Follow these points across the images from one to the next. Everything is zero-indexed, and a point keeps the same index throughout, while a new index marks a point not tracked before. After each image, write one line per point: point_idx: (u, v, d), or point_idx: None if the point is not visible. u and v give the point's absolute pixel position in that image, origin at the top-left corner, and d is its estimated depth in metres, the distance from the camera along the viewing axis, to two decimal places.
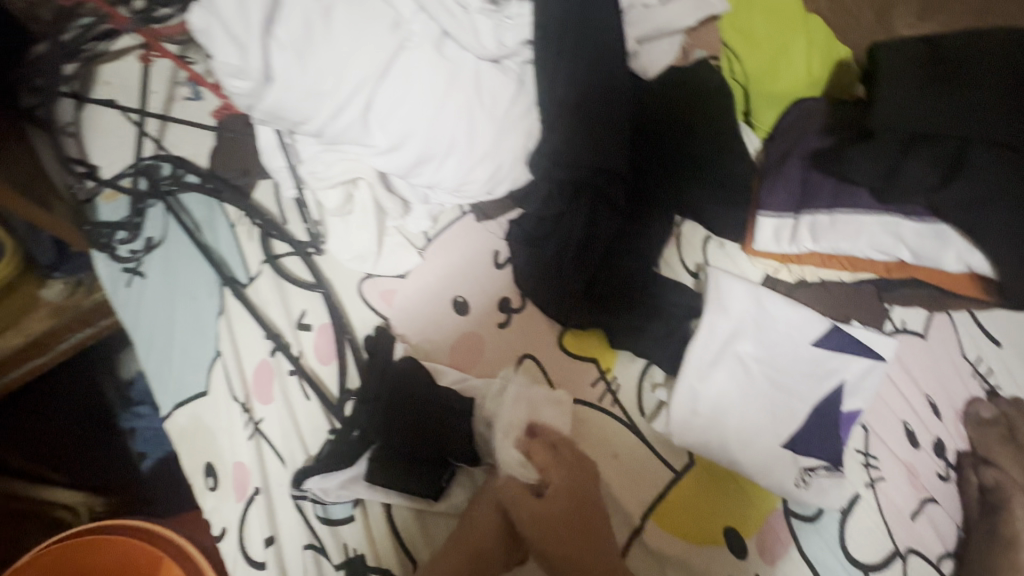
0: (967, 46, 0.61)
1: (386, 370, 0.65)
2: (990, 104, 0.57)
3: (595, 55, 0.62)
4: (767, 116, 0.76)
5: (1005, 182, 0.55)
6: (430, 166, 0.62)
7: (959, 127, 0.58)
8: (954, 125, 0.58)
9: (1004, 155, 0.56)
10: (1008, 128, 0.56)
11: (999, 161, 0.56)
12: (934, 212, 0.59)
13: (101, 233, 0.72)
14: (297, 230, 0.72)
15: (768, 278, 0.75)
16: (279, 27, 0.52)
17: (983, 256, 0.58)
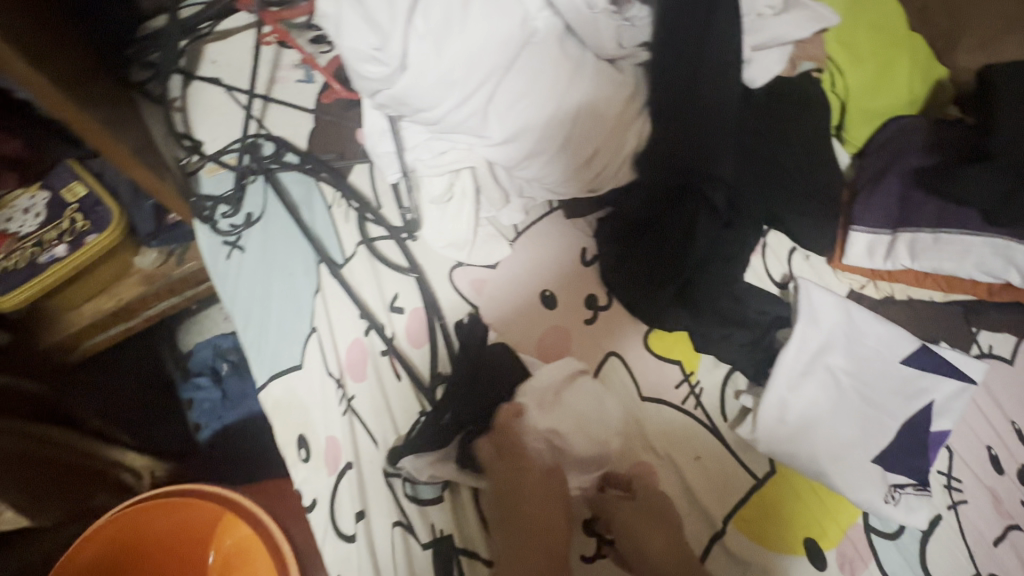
0: None
1: (477, 358, 0.66)
2: None
3: (715, 55, 0.60)
4: (861, 132, 0.76)
5: None
6: (540, 161, 0.63)
7: None
8: None
9: None
10: None
11: None
12: None
13: (204, 206, 0.74)
14: (392, 214, 0.74)
15: (853, 292, 0.75)
16: (419, 16, 0.54)
17: None
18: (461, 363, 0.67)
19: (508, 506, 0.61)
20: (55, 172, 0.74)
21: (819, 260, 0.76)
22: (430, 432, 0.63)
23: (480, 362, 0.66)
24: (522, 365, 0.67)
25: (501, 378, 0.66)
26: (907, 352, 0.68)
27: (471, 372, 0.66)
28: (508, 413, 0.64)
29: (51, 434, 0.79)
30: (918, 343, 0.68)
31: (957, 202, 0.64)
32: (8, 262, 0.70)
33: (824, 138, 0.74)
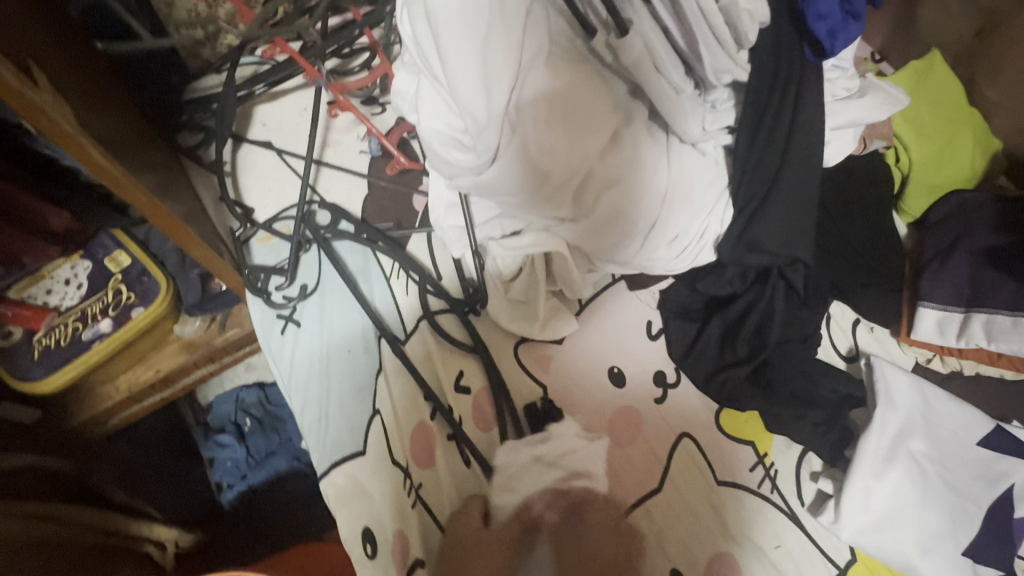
0: None
1: (533, 467, 0.61)
2: None
3: (799, 137, 0.58)
4: (919, 204, 0.77)
5: None
6: (621, 242, 0.62)
7: None
8: None
9: None
10: None
11: None
12: None
13: (257, 277, 0.71)
14: (453, 286, 0.72)
15: (919, 365, 0.74)
16: (512, 107, 0.53)
17: None
18: (514, 461, 0.61)
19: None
20: (97, 239, 0.71)
21: (882, 332, 0.75)
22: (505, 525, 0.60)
23: (530, 465, 0.61)
24: (597, 454, 0.64)
25: (569, 474, 0.61)
26: (979, 433, 0.67)
27: (529, 460, 0.61)
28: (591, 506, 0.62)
29: (67, 511, 0.70)
30: (992, 423, 0.67)
31: None
32: (48, 340, 0.67)
33: (884, 215, 0.74)
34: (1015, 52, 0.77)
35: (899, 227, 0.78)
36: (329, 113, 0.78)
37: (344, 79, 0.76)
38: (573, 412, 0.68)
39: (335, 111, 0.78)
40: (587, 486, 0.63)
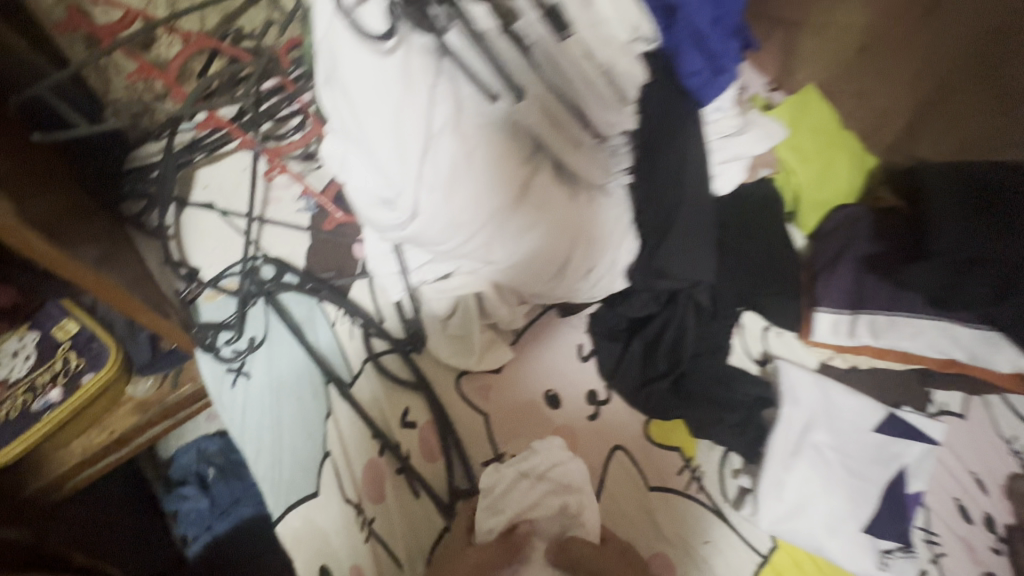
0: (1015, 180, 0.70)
1: (520, 483, 0.69)
2: None
3: (683, 177, 0.67)
4: (811, 219, 0.87)
5: None
6: (541, 279, 0.69)
7: (1009, 255, 0.66)
8: (1004, 255, 0.66)
9: None
10: None
11: None
12: (987, 321, 0.67)
13: (206, 334, 0.74)
14: (395, 328, 0.77)
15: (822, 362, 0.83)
16: (427, 169, 0.58)
17: None
18: (501, 480, 0.67)
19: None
20: (45, 310, 0.73)
21: (786, 335, 0.84)
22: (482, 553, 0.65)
23: (517, 480, 0.68)
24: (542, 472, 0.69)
25: (559, 487, 0.69)
26: (874, 419, 0.75)
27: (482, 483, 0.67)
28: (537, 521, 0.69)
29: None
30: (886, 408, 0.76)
31: (904, 287, 0.73)
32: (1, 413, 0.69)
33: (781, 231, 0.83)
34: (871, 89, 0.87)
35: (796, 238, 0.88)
36: (266, 176, 0.79)
37: (277, 141, 0.80)
38: (514, 434, 0.74)
39: (271, 174, 0.80)
40: (564, 499, 0.69)
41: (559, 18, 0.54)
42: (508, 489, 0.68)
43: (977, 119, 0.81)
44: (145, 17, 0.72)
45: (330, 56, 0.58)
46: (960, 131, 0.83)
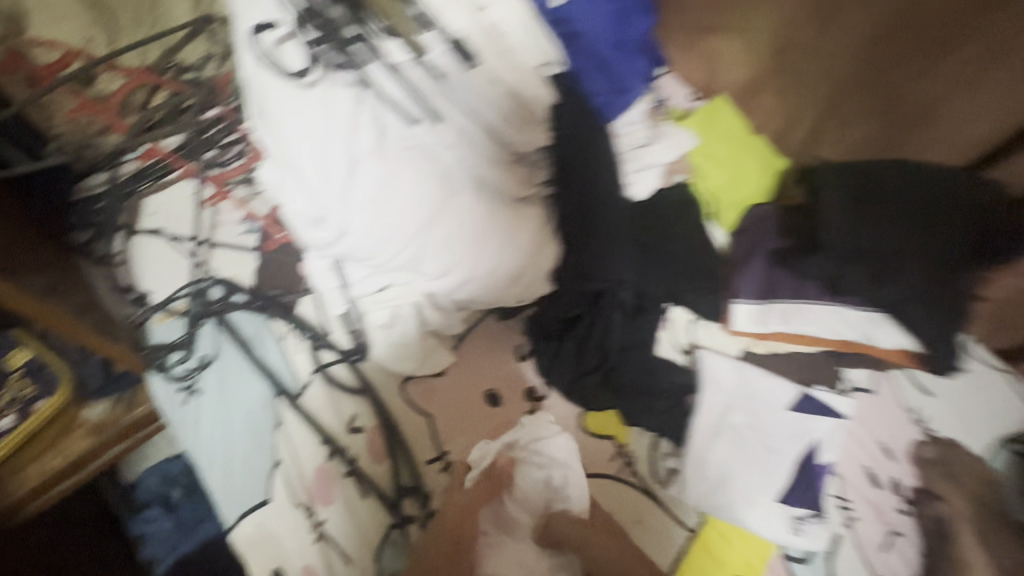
0: (892, 175, 0.77)
1: (505, 454, 0.77)
2: (913, 234, 0.73)
3: (592, 190, 0.76)
4: (729, 217, 0.91)
5: (918, 289, 0.74)
6: (472, 286, 0.73)
7: (885, 245, 0.75)
8: (882, 245, 0.75)
9: (920, 270, 0.73)
10: (922, 252, 0.73)
11: (916, 272, 0.73)
12: (872, 304, 0.76)
13: (158, 354, 0.77)
14: (340, 338, 0.80)
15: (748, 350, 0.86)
16: (354, 191, 0.63)
17: (910, 336, 0.76)
18: (486, 454, 0.77)
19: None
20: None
21: (708, 324, 0.88)
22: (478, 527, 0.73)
23: (500, 452, 0.77)
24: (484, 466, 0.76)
25: (545, 462, 0.76)
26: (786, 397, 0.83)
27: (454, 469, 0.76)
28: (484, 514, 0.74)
29: None
30: (798, 387, 0.84)
31: (804, 278, 0.80)
32: None
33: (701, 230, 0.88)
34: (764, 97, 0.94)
35: (716, 235, 0.91)
36: (211, 203, 0.84)
37: (221, 168, 0.85)
38: (454, 432, 0.78)
39: (215, 201, 0.85)
40: (550, 473, 0.76)
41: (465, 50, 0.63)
42: (495, 461, 0.76)
43: (863, 120, 0.84)
44: (87, 55, 0.72)
45: (256, 92, 0.62)
46: (851, 130, 0.86)
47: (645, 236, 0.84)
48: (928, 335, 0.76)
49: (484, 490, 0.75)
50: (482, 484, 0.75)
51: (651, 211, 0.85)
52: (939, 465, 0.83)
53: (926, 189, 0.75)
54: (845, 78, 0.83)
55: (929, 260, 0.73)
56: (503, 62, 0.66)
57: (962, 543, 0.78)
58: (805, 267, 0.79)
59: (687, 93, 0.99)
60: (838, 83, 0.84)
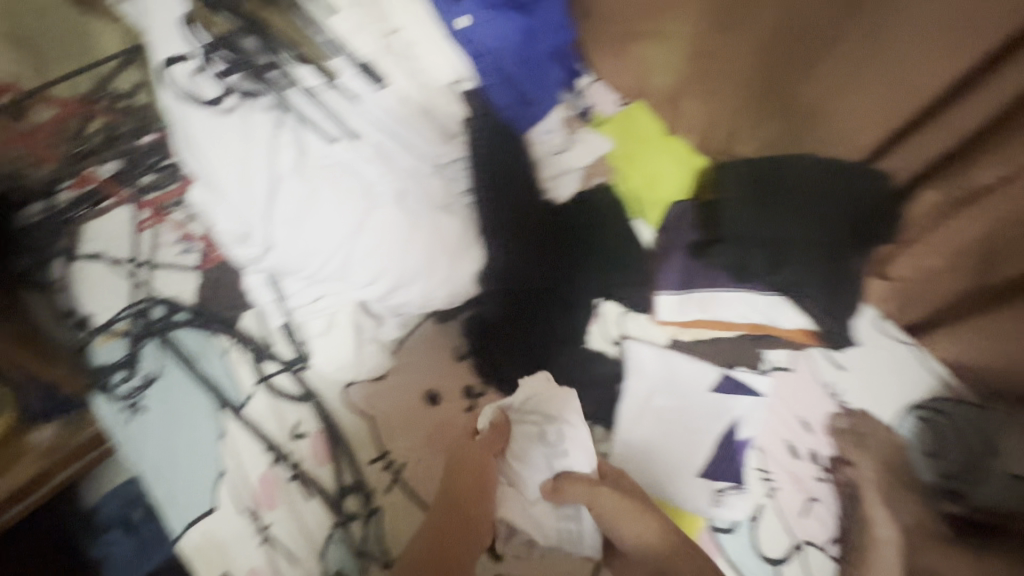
0: (785, 173, 0.84)
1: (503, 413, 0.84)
2: (809, 225, 0.80)
3: (514, 200, 0.82)
4: (653, 214, 0.96)
5: (814, 271, 0.81)
6: (401, 290, 0.78)
7: (782, 235, 0.82)
8: (779, 235, 0.82)
9: (813, 254, 0.81)
10: (816, 238, 0.80)
11: (809, 257, 0.81)
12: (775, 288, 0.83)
13: (101, 375, 0.80)
14: (283, 349, 0.83)
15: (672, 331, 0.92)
16: (277, 209, 0.68)
17: (806, 317, 0.85)
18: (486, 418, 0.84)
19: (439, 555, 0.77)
20: None
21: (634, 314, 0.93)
22: (495, 484, 0.82)
23: (495, 413, 0.84)
24: (432, 462, 0.83)
25: (542, 417, 0.83)
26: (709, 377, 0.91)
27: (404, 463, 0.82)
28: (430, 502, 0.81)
29: None
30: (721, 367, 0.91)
31: (718, 268, 0.86)
32: None
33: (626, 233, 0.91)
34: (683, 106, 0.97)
35: (642, 233, 0.96)
36: (138, 227, 0.85)
37: (155, 193, 0.86)
38: (397, 432, 0.83)
39: (145, 224, 0.86)
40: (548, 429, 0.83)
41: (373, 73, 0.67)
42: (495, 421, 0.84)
43: (769, 121, 0.88)
44: (18, 90, 0.74)
45: (175, 119, 0.65)
46: (759, 131, 0.89)
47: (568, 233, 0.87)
48: (820, 313, 0.84)
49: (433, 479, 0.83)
50: (434, 476, 0.83)
51: (573, 209, 0.87)
52: (851, 434, 0.88)
53: (820, 180, 0.81)
54: (747, 83, 0.88)
55: (817, 245, 0.80)
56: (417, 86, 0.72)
57: (870, 504, 0.84)
58: (717, 258, 0.86)
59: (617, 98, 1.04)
60: (744, 88, 0.88)
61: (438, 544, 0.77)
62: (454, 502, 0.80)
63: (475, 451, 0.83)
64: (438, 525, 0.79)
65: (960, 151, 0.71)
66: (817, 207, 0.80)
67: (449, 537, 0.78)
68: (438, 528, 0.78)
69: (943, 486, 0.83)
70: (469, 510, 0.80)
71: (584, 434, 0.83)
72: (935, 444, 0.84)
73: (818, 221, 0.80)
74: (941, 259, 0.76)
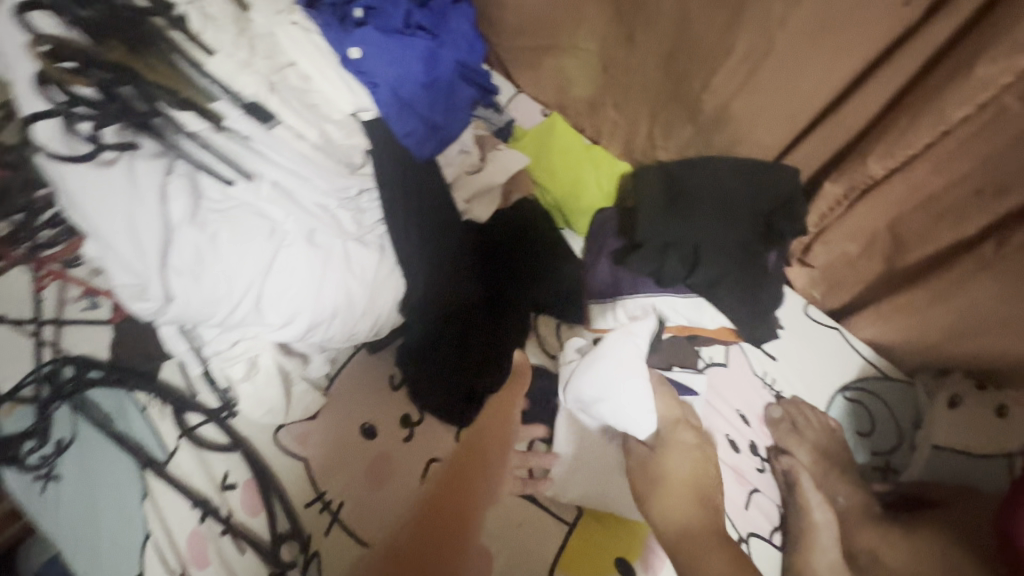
0: (695, 177, 0.87)
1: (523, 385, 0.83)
2: (720, 223, 0.83)
3: (435, 221, 0.79)
4: (582, 223, 0.97)
5: (727, 269, 0.82)
6: (320, 327, 0.75)
7: (696, 235, 0.82)
8: (693, 235, 0.83)
9: (727, 252, 0.82)
10: (727, 238, 0.82)
11: (721, 256, 0.82)
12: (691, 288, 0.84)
13: (6, 448, 0.75)
14: (207, 397, 0.81)
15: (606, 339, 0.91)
16: (172, 258, 0.64)
17: (728, 316, 0.85)
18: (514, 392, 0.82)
19: (452, 497, 0.72)
20: None
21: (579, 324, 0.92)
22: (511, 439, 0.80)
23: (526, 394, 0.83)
24: (366, 500, 0.79)
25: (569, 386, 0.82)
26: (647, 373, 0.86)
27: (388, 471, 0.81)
28: (371, 536, 0.76)
29: None
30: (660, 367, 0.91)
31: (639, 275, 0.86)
32: None
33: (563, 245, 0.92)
34: (602, 115, 1.01)
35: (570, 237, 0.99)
36: (35, 286, 0.80)
37: (48, 248, 0.81)
38: (332, 471, 0.80)
39: (42, 282, 0.81)
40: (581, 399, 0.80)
41: (260, 112, 0.68)
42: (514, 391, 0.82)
43: (682, 127, 0.92)
44: None
45: (50, 177, 0.62)
46: (673, 138, 0.95)
47: (493, 252, 0.88)
48: (739, 311, 0.84)
49: (369, 515, 0.78)
50: (375, 510, 0.78)
51: (496, 227, 0.89)
52: (785, 422, 0.91)
53: (727, 185, 0.85)
54: (656, 90, 0.91)
55: (729, 246, 0.82)
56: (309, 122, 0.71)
57: (806, 490, 0.85)
58: (637, 265, 0.84)
59: (541, 109, 1.07)
60: (654, 94, 0.92)
61: (452, 489, 0.73)
62: (472, 449, 0.78)
63: (494, 404, 0.82)
64: (454, 470, 0.75)
65: (864, 134, 0.78)
66: (724, 209, 0.84)
67: (462, 483, 0.74)
68: (454, 473, 0.75)
69: (873, 463, 0.91)
70: (485, 456, 0.77)
71: (597, 405, 0.79)
72: (861, 420, 0.93)
73: (728, 219, 0.83)
74: (856, 244, 0.90)
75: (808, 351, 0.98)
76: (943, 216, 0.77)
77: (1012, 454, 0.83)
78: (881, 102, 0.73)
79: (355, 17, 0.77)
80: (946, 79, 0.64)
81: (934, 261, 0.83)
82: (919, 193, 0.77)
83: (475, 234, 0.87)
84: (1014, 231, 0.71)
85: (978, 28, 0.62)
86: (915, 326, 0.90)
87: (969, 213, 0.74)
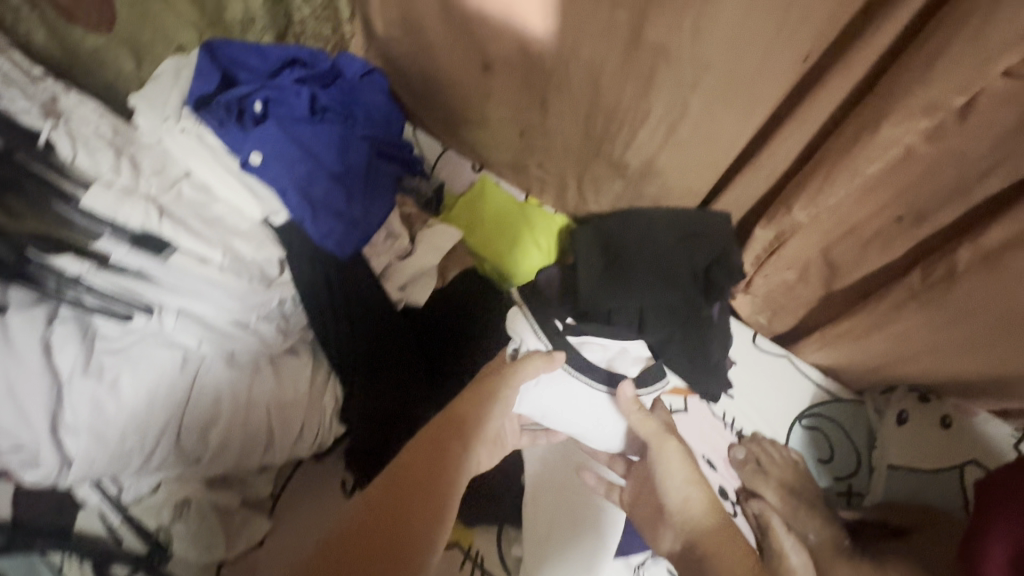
0: (626, 235, 0.88)
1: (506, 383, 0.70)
2: (660, 282, 0.83)
3: (367, 316, 0.73)
4: (523, 275, 0.91)
5: (674, 326, 0.84)
6: (254, 453, 0.68)
7: (639, 296, 0.83)
8: (636, 296, 0.83)
9: (670, 311, 0.84)
10: (668, 298, 0.83)
11: (665, 316, 0.84)
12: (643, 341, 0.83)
13: None
14: (134, 545, 0.67)
15: (550, 327, 0.79)
16: (66, 418, 0.57)
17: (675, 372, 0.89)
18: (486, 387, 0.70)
19: (413, 486, 0.59)
20: None
21: (514, 313, 0.79)
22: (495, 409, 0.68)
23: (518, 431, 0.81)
24: None
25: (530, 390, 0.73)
26: (592, 367, 0.80)
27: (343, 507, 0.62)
28: None
29: None
30: (616, 347, 0.82)
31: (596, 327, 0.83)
32: None
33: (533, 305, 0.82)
34: (534, 172, 1.01)
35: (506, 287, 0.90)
36: None
37: None
38: None
39: None
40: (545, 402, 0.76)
41: (150, 243, 0.61)
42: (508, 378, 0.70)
43: (612, 182, 0.94)
44: None
45: None
46: (604, 191, 0.97)
47: (434, 336, 0.82)
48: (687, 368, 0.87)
49: None
50: None
51: (435, 308, 0.83)
52: (750, 463, 0.91)
53: (659, 242, 0.86)
54: (580, 146, 0.91)
55: (671, 304, 0.84)
56: (209, 242, 0.64)
57: (780, 537, 0.82)
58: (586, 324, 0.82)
59: (472, 164, 1.07)
60: (579, 151, 0.92)
61: (421, 469, 0.60)
62: (456, 421, 0.65)
63: (492, 378, 0.71)
64: (426, 446, 0.62)
65: (783, 181, 0.80)
66: (661, 267, 0.84)
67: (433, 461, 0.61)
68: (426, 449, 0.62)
69: (836, 488, 0.92)
70: (464, 429, 0.65)
71: (548, 416, 0.78)
72: (822, 447, 0.95)
73: (668, 276, 0.84)
74: (792, 272, 0.90)
75: (763, 383, 0.99)
76: (868, 245, 0.78)
77: (964, 466, 0.88)
78: (795, 152, 0.75)
79: (253, 110, 0.71)
80: (853, 137, 0.64)
81: (866, 286, 0.85)
82: (842, 224, 0.78)
83: (413, 320, 0.82)
84: (936, 261, 0.72)
85: (875, 88, 0.62)
86: (858, 350, 0.91)
87: (892, 240, 0.75)
